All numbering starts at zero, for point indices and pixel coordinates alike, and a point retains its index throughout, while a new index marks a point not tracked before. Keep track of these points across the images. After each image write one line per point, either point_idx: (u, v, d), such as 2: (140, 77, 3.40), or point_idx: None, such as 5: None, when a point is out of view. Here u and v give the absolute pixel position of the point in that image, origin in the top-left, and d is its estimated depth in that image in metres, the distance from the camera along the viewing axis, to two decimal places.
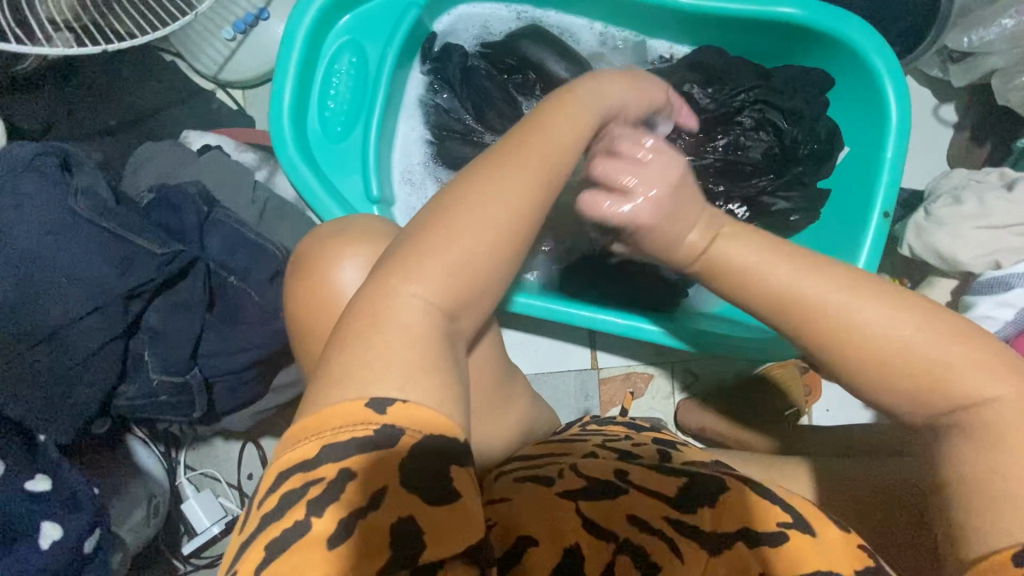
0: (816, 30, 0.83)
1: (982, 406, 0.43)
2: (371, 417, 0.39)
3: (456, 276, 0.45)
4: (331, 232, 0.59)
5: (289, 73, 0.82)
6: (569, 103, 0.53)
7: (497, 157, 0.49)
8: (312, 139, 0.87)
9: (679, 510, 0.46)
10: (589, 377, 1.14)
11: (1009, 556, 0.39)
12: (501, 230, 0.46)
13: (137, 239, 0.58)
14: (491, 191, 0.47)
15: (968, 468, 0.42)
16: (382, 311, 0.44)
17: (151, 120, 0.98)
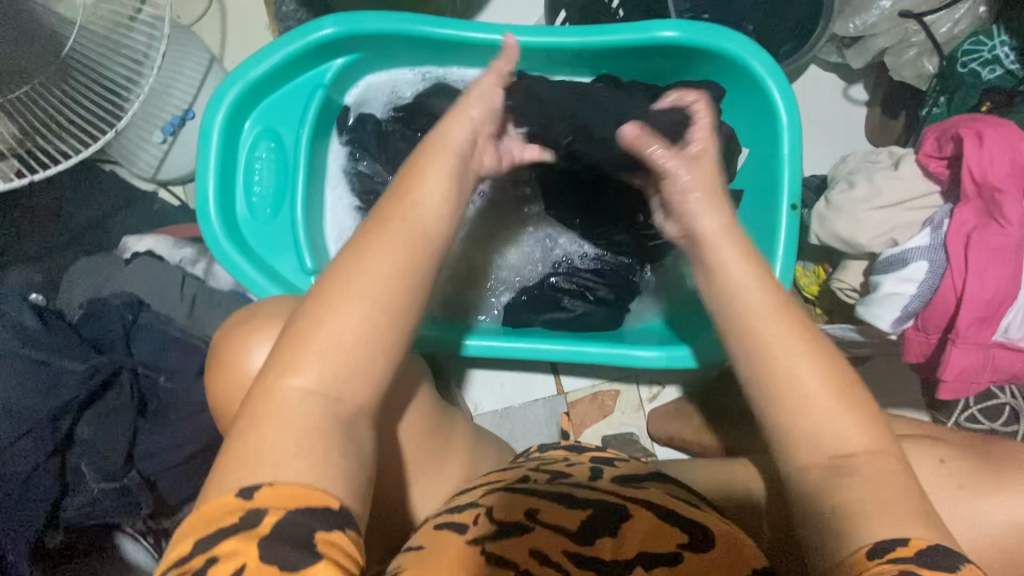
0: (694, 47, 0.88)
1: (851, 456, 0.50)
2: (240, 502, 0.44)
3: (333, 360, 0.50)
4: (242, 321, 0.64)
5: (209, 169, 0.87)
6: (420, 164, 0.61)
7: (362, 238, 0.55)
8: (243, 226, 0.91)
9: (581, 544, 0.54)
10: (558, 402, 1.16)
11: (863, 553, 0.46)
12: (371, 309, 0.51)
13: (60, 360, 0.64)
14: (349, 269, 0.53)
15: (836, 495, 0.49)
16: (267, 406, 0.49)
17: (97, 230, 1.04)
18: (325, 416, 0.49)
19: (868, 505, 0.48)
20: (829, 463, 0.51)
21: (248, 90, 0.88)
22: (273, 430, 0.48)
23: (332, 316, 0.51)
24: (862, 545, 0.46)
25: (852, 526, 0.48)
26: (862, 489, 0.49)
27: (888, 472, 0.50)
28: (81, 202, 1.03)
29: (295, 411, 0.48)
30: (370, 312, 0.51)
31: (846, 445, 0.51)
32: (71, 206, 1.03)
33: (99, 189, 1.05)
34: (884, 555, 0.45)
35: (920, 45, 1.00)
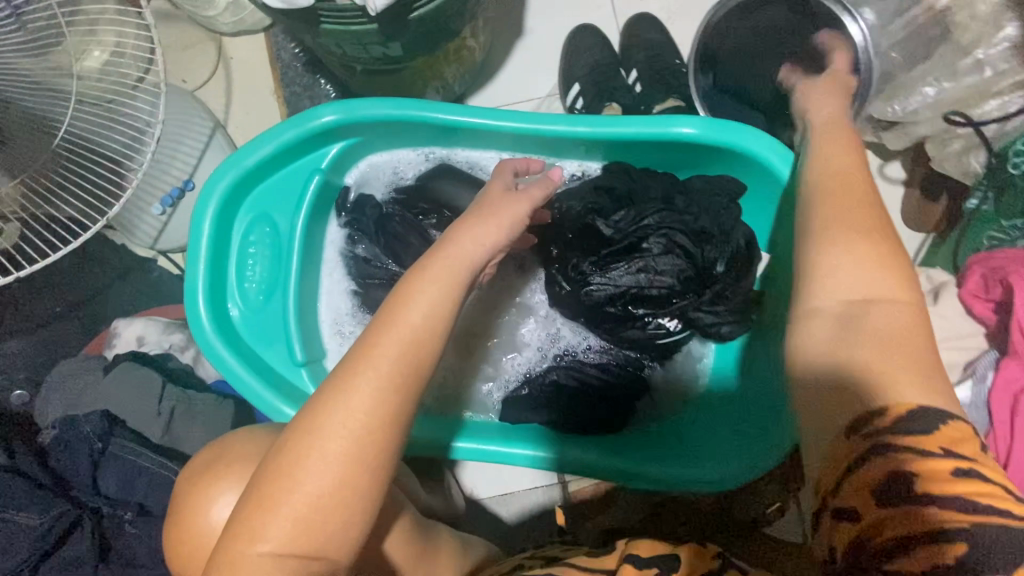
0: (713, 144, 0.81)
1: (867, 302, 0.47)
2: None
3: (300, 528, 0.49)
4: (215, 458, 0.62)
5: (200, 260, 0.84)
6: (412, 288, 0.59)
7: (340, 380, 0.53)
8: (234, 313, 0.88)
9: None
10: (556, 492, 1.06)
11: (867, 439, 0.42)
12: (343, 466, 0.50)
13: (21, 511, 0.62)
14: (326, 420, 0.51)
15: (839, 353, 0.45)
16: (231, 573, 0.49)
17: (95, 301, 1.03)
18: None
19: (881, 378, 0.43)
20: (839, 313, 0.47)
21: (244, 177, 0.85)
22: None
23: (301, 479, 0.50)
24: (864, 413, 0.42)
25: (868, 395, 0.43)
26: (882, 356, 0.44)
27: (906, 324, 0.45)
28: (81, 273, 1.02)
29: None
30: (343, 471, 0.50)
31: (860, 291, 0.47)
32: (72, 278, 1.02)
33: (98, 257, 1.03)
34: (875, 431, 0.42)
35: (966, 138, 0.93)
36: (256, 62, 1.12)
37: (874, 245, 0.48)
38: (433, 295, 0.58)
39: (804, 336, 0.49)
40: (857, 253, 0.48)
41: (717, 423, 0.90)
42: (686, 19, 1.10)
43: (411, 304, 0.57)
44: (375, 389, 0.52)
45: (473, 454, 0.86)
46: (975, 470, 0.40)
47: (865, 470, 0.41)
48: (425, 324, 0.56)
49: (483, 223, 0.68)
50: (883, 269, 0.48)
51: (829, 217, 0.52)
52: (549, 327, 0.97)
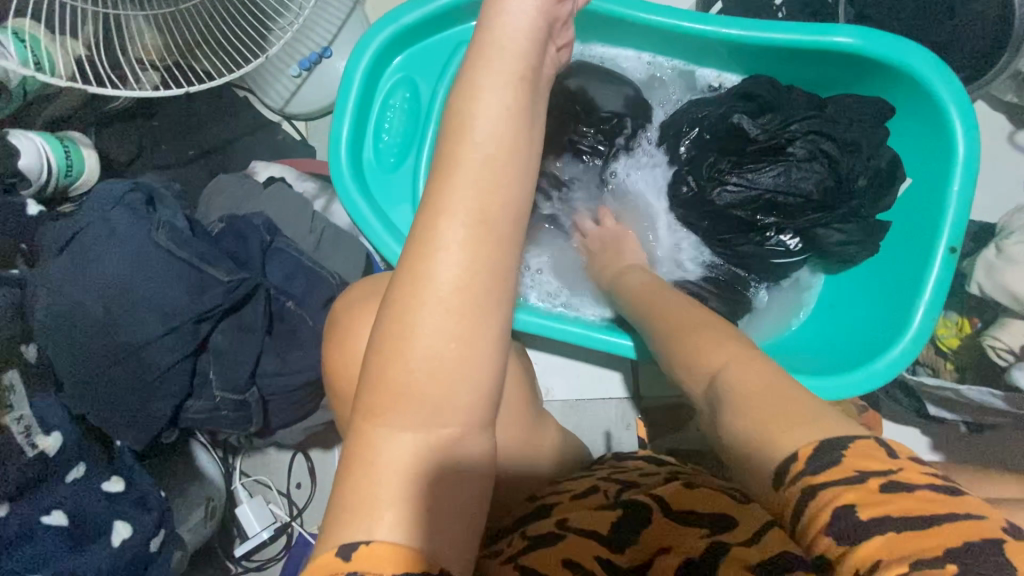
0: (874, 60, 0.80)
1: (724, 380, 0.45)
2: (341, 565, 0.43)
3: (423, 407, 0.45)
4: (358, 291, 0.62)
5: (347, 111, 0.87)
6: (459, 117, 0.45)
7: (424, 228, 0.44)
8: (367, 170, 0.92)
9: (609, 549, 0.51)
10: (628, 406, 1.12)
11: (776, 468, 0.38)
12: (460, 333, 0.45)
13: (208, 266, 0.58)
14: (408, 299, 0.44)
15: (729, 408, 0.42)
16: (373, 455, 0.46)
17: (224, 150, 1.07)
18: (429, 454, 0.46)
19: (771, 425, 0.40)
20: (710, 386, 0.46)
21: (397, 36, 0.88)
22: (382, 484, 0.46)
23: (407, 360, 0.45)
24: (771, 460, 0.39)
25: (774, 435, 0.39)
26: (760, 392, 0.42)
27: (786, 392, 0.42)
28: (215, 121, 1.06)
29: (409, 459, 0.46)
30: (460, 337, 0.45)
31: (765, 367, 0.44)
32: (206, 124, 1.05)
33: (232, 110, 1.07)
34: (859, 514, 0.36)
35: None
36: None
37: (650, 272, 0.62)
38: (501, 90, 0.45)
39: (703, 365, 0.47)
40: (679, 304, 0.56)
41: (826, 332, 0.90)
42: None
43: (477, 109, 0.44)
44: (466, 229, 0.44)
45: (573, 335, 0.89)
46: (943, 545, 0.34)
47: (783, 500, 0.38)
48: (499, 142, 0.44)
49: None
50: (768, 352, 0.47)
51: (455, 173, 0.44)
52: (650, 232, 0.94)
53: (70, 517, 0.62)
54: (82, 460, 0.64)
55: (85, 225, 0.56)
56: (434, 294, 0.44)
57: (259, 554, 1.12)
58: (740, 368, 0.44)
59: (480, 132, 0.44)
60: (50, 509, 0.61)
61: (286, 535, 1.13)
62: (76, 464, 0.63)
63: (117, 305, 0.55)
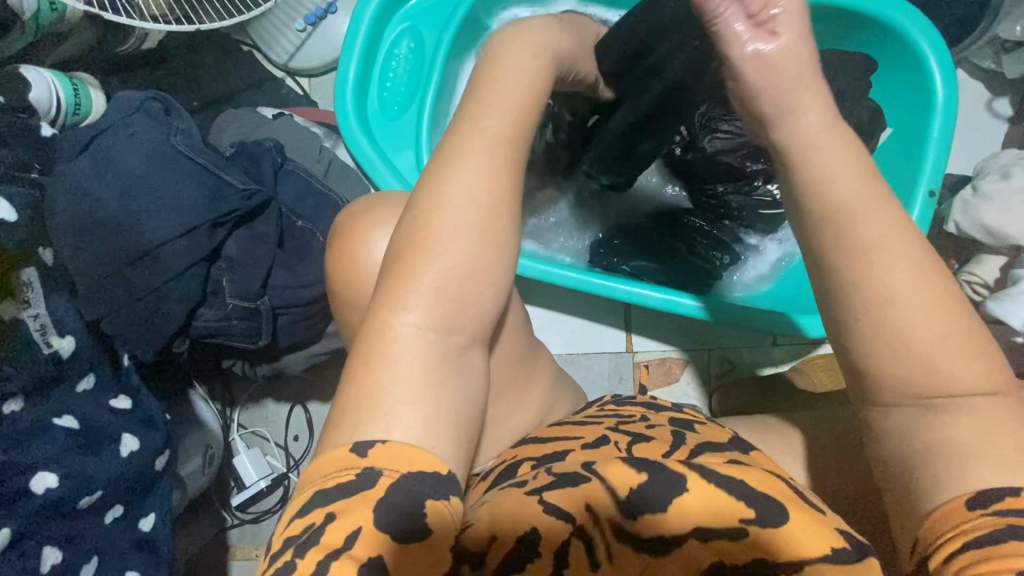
0: (859, 13, 0.85)
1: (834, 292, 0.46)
2: (354, 461, 0.44)
3: (440, 300, 0.48)
4: (364, 210, 0.63)
5: (354, 56, 0.90)
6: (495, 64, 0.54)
7: (450, 145, 0.51)
8: (371, 117, 0.95)
9: (625, 511, 0.45)
10: (623, 360, 1.15)
11: (962, 502, 0.42)
12: (474, 238, 0.49)
13: (223, 172, 0.60)
14: (443, 195, 0.49)
15: (931, 435, 0.44)
16: (381, 344, 0.47)
17: (229, 101, 1.08)
18: (436, 356, 0.48)
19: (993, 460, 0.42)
20: (915, 402, 0.45)
21: None
22: (388, 373, 0.47)
23: (433, 251, 0.48)
24: (962, 493, 0.42)
25: (966, 475, 0.42)
26: (970, 437, 0.43)
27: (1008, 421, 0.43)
28: (220, 73, 1.07)
29: (411, 358, 0.47)
30: (474, 242, 0.49)
31: (947, 382, 0.44)
32: (211, 75, 1.07)
33: (237, 63, 1.09)
34: (981, 504, 0.41)
35: None
36: None
37: (839, 135, 0.47)
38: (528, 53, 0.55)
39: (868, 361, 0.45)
40: (870, 212, 0.46)
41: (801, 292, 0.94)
42: None
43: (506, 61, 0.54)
44: (488, 149, 0.50)
45: (575, 281, 0.92)
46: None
47: (942, 527, 0.42)
48: (521, 86, 0.53)
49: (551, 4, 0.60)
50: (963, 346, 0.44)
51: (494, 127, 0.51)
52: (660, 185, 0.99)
53: (81, 423, 0.62)
54: (93, 371, 0.64)
55: (107, 127, 0.58)
56: (453, 202, 0.49)
57: (255, 506, 1.13)
58: (918, 381, 0.44)
59: (504, 80, 0.53)
60: (62, 413, 0.61)
61: (283, 486, 1.13)
62: (87, 374, 0.64)
63: (137, 204, 0.57)
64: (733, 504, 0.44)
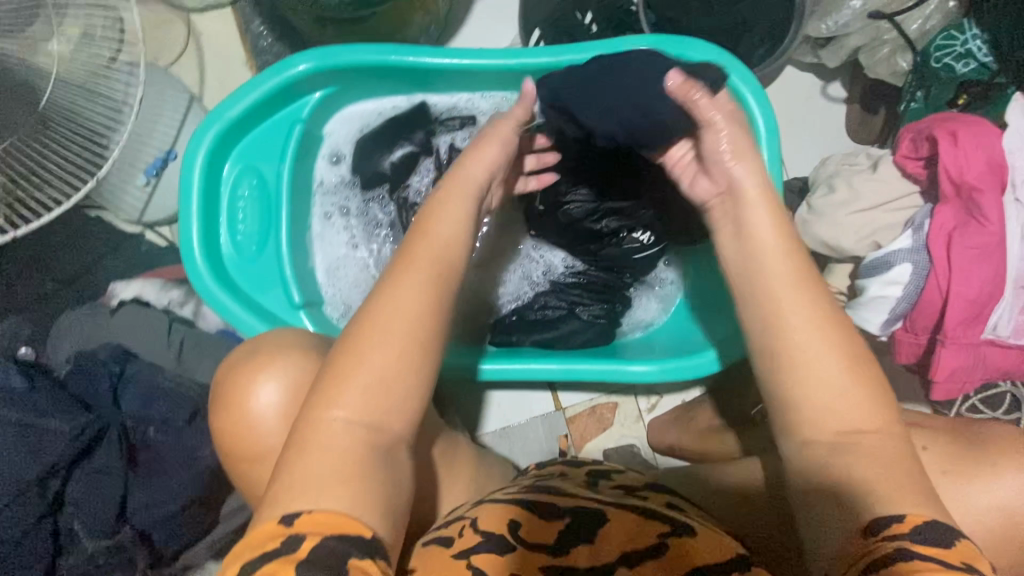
0: (666, 61, 0.88)
1: (857, 433, 0.54)
2: (280, 529, 0.49)
3: (371, 396, 0.56)
4: (245, 356, 0.66)
5: (192, 213, 0.86)
6: (440, 202, 0.68)
7: (399, 272, 0.62)
8: (230, 264, 0.91)
9: (554, 555, 0.52)
10: (556, 419, 1.15)
11: (867, 530, 0.49)
12: (401, 342, 0.58)
13: (43, 424, 0.71)
14: (386, 308, 0.60)
15: (834, 470, 0.54)
16: (312, 436, 0.55)
17: (86, 276, 1.05)
18: (360, 451, 0.54)
19: (884, 484, 0.51)
20: (832, 441, 0.55)
21: (227, 131, 0.88)
22: (319, 463, 0.53)
23: (369, 349, 0.57)
24: (865, 523, 0.50)
25: (869, 502, 0.51)
26: (865, 471, 0.52)
27: (894, 457, 0.53)
28: (70, 248, 1.05)
29: (336, 448, 0.54)
30: (402, 344, 0.58)
31: (851, 425, 0.55)
32: (60, 255, 1.05)
33: (89, 235, 1.06)
34: (880, 533, 0.49)
35: (892, 42, 0.98)
36: (226, 32, 1.14)
37: (786, 247, 0.61)
38: (463, 206, 0.69)
39: (805, 402, 0.56)
40: (802, 282, 0.59)
41: (711, 291, 0.96)
42: None
43: (440, 216, 0.67)
44: (423, 280, 0.62)
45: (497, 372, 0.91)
46: (939, 546, 0.46)
47: (866, 552, 0.48)
48: (453, 238, 0.66)
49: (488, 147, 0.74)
50: (866, 387, 0.56)
51: (442, 232, 0.66)
52: (552, 260, 1.02)
53: None
54: None
55: None
56: (386, 320, 0.59)
57: None
58: (831, 411, 0.55)
59: (443, 228, 0.66)
60: None
61: None
62: None
63: None
64: (650, 525, 0.54)
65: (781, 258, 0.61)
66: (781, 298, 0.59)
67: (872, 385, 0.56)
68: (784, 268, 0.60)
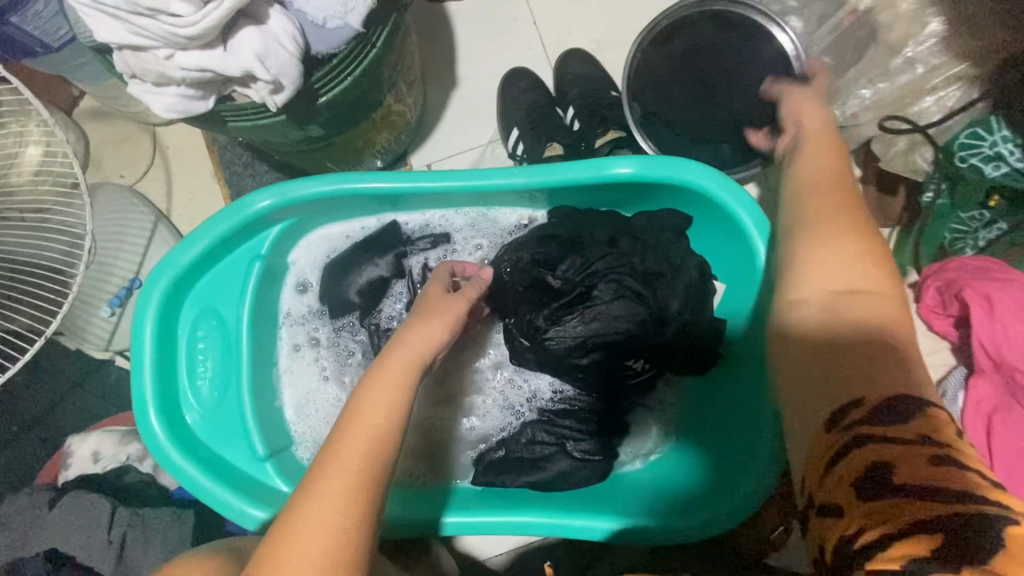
0: (651, 181, 0.80)
1: (846, 295, 0.54)
2: None
3: None
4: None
5: (146, 371, 0.80)
6: (372, 387, 0.64)
7: (323, 475, 0.56)
8: (190, 417, 0.84)
9: None
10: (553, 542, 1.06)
11: (833, 413, 0.49)
12: (322, 559, 0.51)
13: None
14: (303, 521, 0.53)
15: (830, 310, 0.54)
16: None
17: (53, 411, 1.01)
18: None
19: (886, 335, 0.51)
20: (829, 297, 0.55)
21: (180, 277, 0.83)
22: None
23: (286, 570, 0.50)
24: (837, 402, 0.49)
25: (869, 375, 0.49)
26: (864, 311, 0.53)
27: (890, 322, 0.52)
28: (35, 383, 1.01)
29: None
30: (323, 559, 0.51)
31: (851, 284, 0.55)
32: (25, 391, 1.00)
33: (55, 367, 1.02)
34: (843, 420, 0.48)
35: (908, 136, 0.89)
36: (193, 146, 1.10)
37: (839, 194, 0.61)
38: (394, 389, 0.64)
39: (806, 269, 0.57)
40: (840, 199, 0.60)
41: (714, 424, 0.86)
42: (618, 47, 1.08)
43: (368, 401, 0.62)
44: (345, 481, 0.56)
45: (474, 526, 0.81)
46: (913, 427, 0.45)
47: (843, 468, 0.46)
48: (383, 421, 0.61)
49: (426, 320, 0.72)
50: (868, 258, 0.56)
51: (377, 412, 0.61)
52: (539, 383, 0.94)
53: None
54: None
55: None
56: (306, 533, 0.52)
57: None
58: (827, 279, 0.56)
59: (371, 412, 0.61)
60: None
61: None
62: None
63: None
64: None
65: (826, 191, 0.61)
66: (812, 217, 0.60)
67: (873, 240, 0.57)
68: (836, 194, 0.61)
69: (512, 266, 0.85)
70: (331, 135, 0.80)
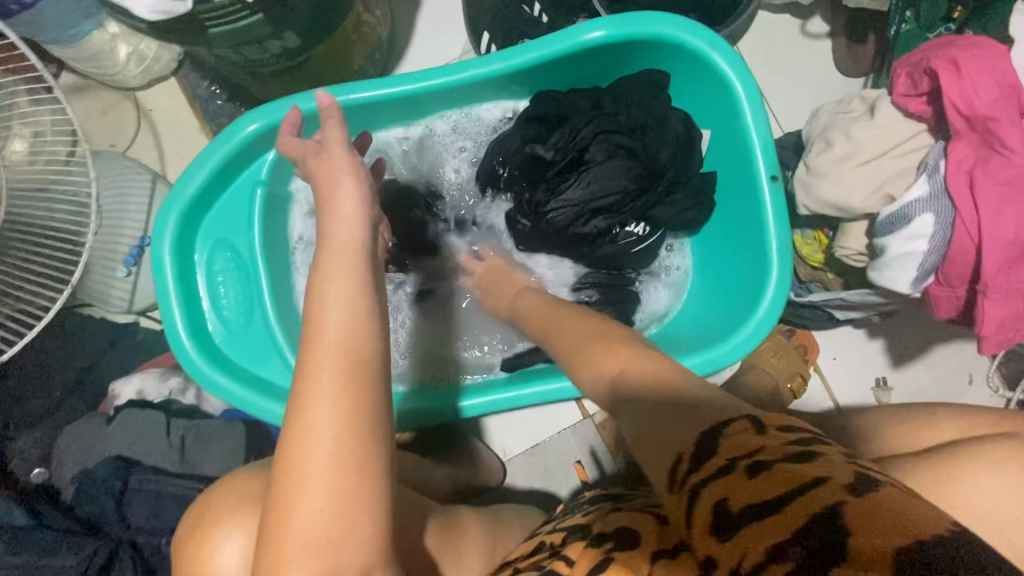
0: (627, 42, 0.83)
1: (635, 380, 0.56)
2: None
3: (325, 536, 0.48)
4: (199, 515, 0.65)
5: (172, 302, 0.84)
6: (321, 286, 0.57)
7: (306, 379, 0.52)
8: (220, 341, 0.88)
9: None
10: (586, 429, 1.10)
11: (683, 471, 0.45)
12: (335, 462, 0.49)
13: (59, 545, 0.72)
14: (305, 433, 0.50)
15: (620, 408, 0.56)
16: None
17: (88, 376, 1.04)
18: None
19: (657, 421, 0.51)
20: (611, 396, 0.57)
21: (188, 209, 0.86)
22: None
23: (303, 484, 0.48)
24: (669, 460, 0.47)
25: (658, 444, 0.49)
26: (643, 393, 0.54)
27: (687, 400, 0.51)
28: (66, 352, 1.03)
29: None
30: (334, 466, 0.49)
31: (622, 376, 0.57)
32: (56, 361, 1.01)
33: (82, 335, 1.04)
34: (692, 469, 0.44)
35: None
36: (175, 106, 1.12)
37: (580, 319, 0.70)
38: (346, 280, 0.57)
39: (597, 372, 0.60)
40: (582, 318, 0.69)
41: (720, 271, 0.90)
42: None
43: (328, 296, 0.56)
44: (333, 380, 0.51)
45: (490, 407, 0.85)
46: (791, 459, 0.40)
47: (711, 519, 0.41)
48: (351, 311, 0.55)
49: (351, 193, 0.63)
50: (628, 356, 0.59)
51: (342, 300, 0.56)
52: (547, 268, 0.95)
53: None
54: None
55: None
56: (310, 441, 0.49)
57: None
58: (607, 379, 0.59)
59: (331, 310, 0.55)
60: None
61: None
62: None
63: None
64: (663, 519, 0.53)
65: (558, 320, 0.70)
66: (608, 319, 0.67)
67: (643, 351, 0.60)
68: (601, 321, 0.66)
69: (502, 159, 0.89)
70: (310, 48, 0.82)
